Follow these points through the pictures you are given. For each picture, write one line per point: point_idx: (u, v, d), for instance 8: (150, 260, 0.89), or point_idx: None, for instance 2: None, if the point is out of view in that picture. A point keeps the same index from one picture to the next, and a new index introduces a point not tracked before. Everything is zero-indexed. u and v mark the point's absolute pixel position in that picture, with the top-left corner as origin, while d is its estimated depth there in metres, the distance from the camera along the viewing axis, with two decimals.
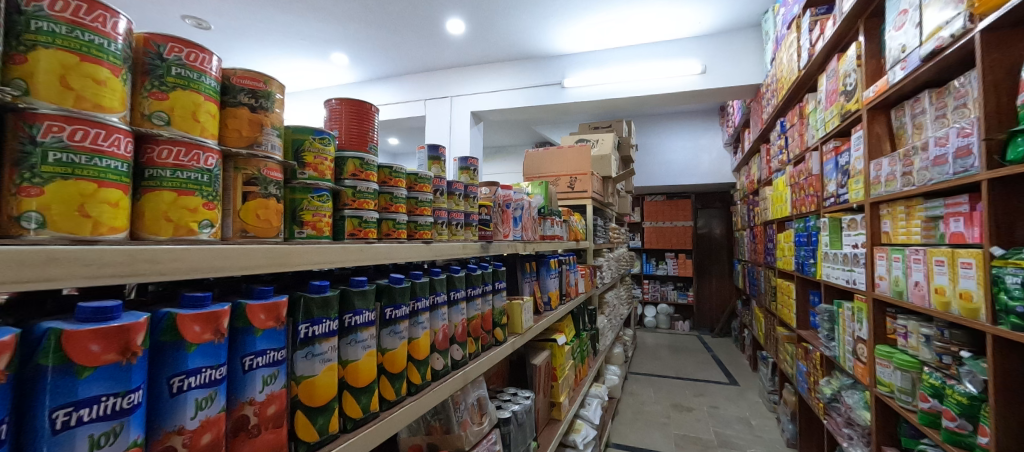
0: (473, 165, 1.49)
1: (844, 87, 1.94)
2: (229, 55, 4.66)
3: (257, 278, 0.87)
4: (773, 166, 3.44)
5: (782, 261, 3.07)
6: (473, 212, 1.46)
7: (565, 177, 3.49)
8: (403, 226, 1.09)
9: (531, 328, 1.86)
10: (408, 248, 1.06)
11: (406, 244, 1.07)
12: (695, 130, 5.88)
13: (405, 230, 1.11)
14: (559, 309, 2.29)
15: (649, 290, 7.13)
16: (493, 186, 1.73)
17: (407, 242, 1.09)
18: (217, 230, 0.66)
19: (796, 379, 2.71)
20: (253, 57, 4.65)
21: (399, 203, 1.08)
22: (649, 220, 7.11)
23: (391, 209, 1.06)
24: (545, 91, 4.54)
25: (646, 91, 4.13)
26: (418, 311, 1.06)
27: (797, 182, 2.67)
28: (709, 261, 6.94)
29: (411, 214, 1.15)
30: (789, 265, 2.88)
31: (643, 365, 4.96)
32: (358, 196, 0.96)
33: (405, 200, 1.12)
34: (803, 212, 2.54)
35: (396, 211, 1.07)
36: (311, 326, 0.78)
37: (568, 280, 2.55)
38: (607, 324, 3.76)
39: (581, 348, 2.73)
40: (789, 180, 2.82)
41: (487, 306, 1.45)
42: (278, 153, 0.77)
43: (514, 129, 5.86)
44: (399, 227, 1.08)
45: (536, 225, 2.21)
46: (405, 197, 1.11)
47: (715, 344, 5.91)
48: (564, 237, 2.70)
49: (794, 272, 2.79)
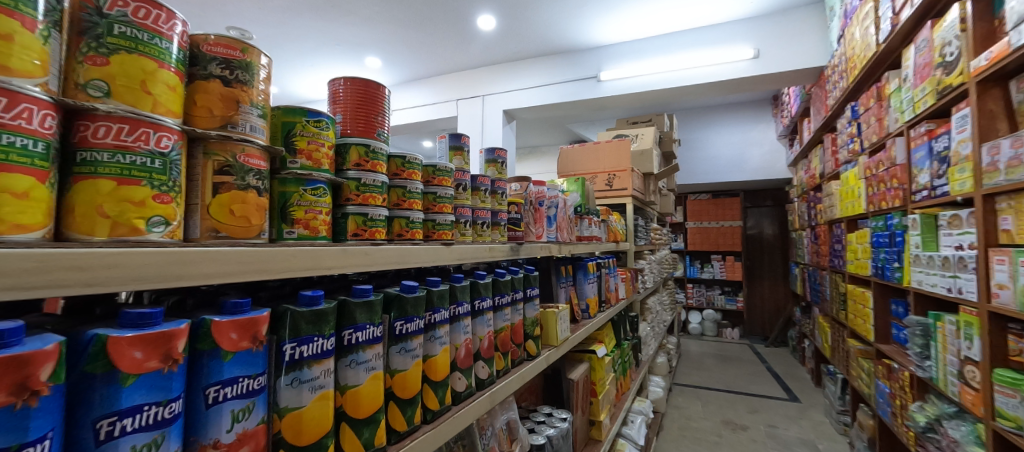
0: (501, 158, 1.33)
1: (942, 59, 1.64)
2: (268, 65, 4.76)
3: (247, 291, 0.74)
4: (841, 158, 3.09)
5: (855, 265, 2.74)
6: (502, 210, 1.30)
7: (602, 175, 3.28)
8: (419, 224, 0.95)
9: (569, 339, 1.68)
10: (422, 249, 0.92)
11: (420, 246, 0.92)
12: (744, 122, 5.48)
13: (422, 230, 0.97)
14: (599, 317, 2.10)
15: (694, 295, 6.74)
16: (525, 181, 1.56)
17: (423, 244, 0.95)
18: (174, 229, 0.53)
19: (876, 401, 2.38)
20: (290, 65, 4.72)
21: (413, 198, 0.94)
22: (692, 220, 6.74)
23: (403, 204, 0.92)
24: (580, 86, 4.34)
25: (692, 80, 3.85)
26: (434, 324, 0.92)
27: (874, 174, 2.36)
28: (761, 264, 6.47)
29: (426, 212, 1.01)
30: (864, 268, 2.56)
31: (689, 377, 4.65)
32: (365, 190, 0.82)
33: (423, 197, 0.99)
34: (883, 209, 2.22)
35: (410, 208, 0.92)
36: (299, 346, 0.64)
37: (607, 285, 2.36)
38: (649, 331, 3.51)
39: (623, 360, 2.52)
40: (863, 172, 2.51)
41: (517, 316, 1.29)
42: (260, 137, 0.64)
43: (549, 127, 5.69)
44: (413, 226, 0.93)
45: (573, 225, 2.03)
46: (421, 194, 0.97)
47: (769, 355, 5.48)
48: (603, 238, 2.51)
49: (870, 276, 2.47)
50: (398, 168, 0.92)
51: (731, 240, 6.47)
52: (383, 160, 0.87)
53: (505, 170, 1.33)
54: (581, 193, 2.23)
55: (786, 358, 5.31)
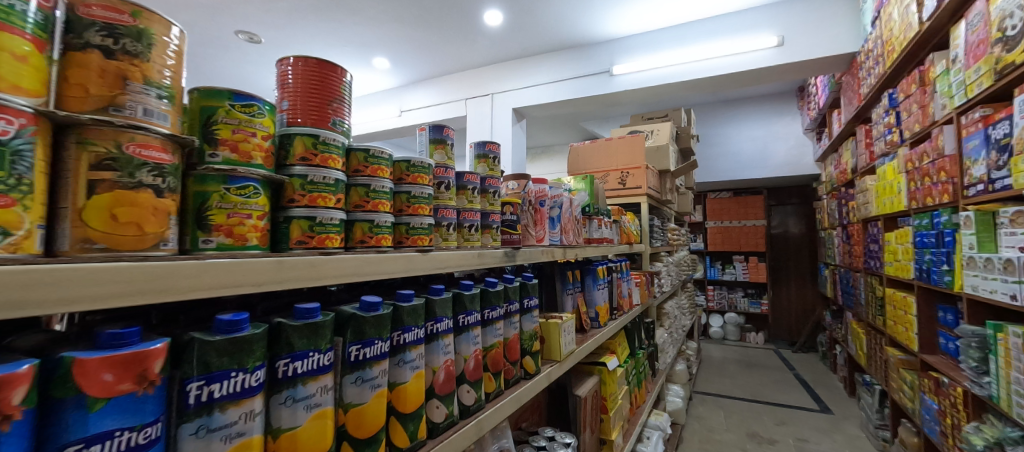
0: (492, 153, 1.18)
1: (1000, 33, 1.43)
2: (275, 69, 4.70)
3: (170, 318, 0.62)
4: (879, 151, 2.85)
5: (895, 267, 2.51)
6: (495, 212, 1.16)
7: (614, 172, 3.11)
8: (386, 229, 0.81)
9: (575, 353, 1.52)
10: (388, 258, 0.78)
11: (387, 254, 0.79)
12: (767, 116, 5.21)
13: (391, 236, 0.83)
14: (610, 326, 1.94)
15: (714, 297, 6.48)
16: (524, 179, 1.41)
17: (392, 252, 0.81)
18: (15, 241, 0.40)
19: (921, 417, 2.16)
20: None
21: (380, 198, 0.80)
22: (712, 219, 6.48)
23: (367, 206, 0.79)
24: (592, 81, 4.16)
25: (710, 71, 3.64)
26: (403, 346, 0.78)
27: (917, 167, 2.14)
28: (786, 265, 6.18)
29: (397, 214, 0.87)
30: (905, 271, 2.33)
31: (711, 385, 4.42)
32: (312, 189, 0.69)
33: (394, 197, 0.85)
34: (929, 206, 2.00)
35: (376, 210, 0.79)
36: (207, 386, 0.51)
37: (619, 290, 2.19)
38: (667, 338, 3.32)
39: (637, 370, 2.35)
40: (904, 165, 2.29)
41: (512, 330, 1.15)
42: (162, 123, 0.51)
43: (561, 126, 5.52)
44: (379, 232, 0.80)
45: (580, 226, 1.87)
46: (391, 193, 0.84)
47: (797, 361, 5.21)
48: (614, 240, 2.35)
49: (913, 280, 2.25)
50: (360, 163, 0.79)
51: (754, 240, 6.19)
52: (339, 154, 0.74)
53: (497, 166, 1.19)
54: (590, 192, 2.08)
55: (815, 365, 5.03)
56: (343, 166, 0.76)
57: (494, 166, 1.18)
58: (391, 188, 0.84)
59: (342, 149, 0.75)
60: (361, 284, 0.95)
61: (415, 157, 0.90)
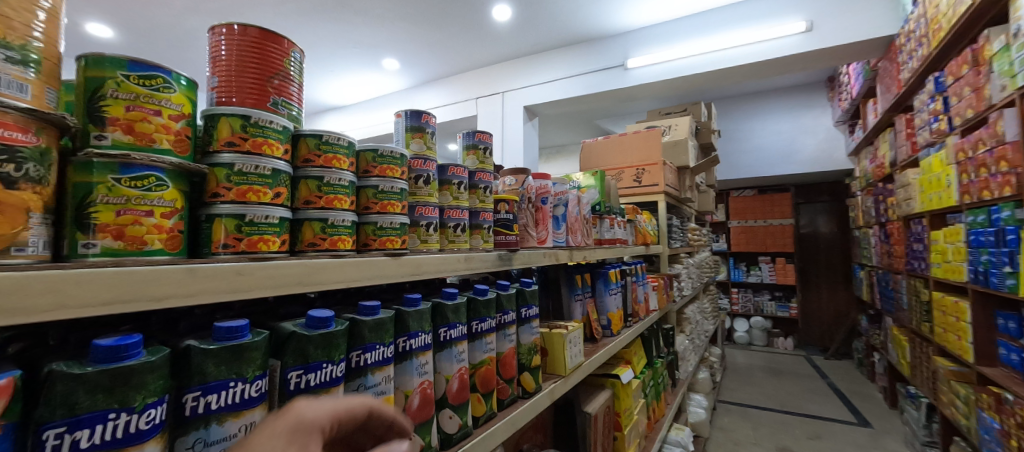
0: (483, 144, 1.05)
1: None
2: None
3: (60, 344, 0.51)
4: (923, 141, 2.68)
5: (944, 269, 2.29)
6: (487, 210, 1.03)
7: (629, 169, 2.95)
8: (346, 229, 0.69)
9: (584, 366, 1.38)
10: (345, 263, 0.66)
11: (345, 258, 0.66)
12: (794, 109, 4.97)
13: (353, 237, 0.71)
14: (624, 335, 1.78)
15: (739, 301, 6.21)
16: (522, 174, 1.28)
17: (352, 256, 0.69)
18: None
19: (978, 436, 1.94)
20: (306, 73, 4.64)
21: (336, 193, 0.68)
22: (735, 219, 6.21)
23: (321, 202, 0.67)
24: (605, 75, 4.00)
25: (732, 61, 3.44)
26: (363, 369, 0.66)
27: (969, 156, 1.93)
28: (816, 266, 5.87)
29: (362, 212, 0.75)
30: (956, 274, 2.12)
31: (738, 395, 4.19)
32: (241, 180, 0.57)
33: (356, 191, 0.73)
34: (986, 200, 1.79)
35: (332, 207, 0.67)
36: (71, 434, 0.39)
37: (634, 295, 2.03)
38: (689, 345, 3.13)
39: (655, 381, 2.18)
40: (952, 156, 2.10)
41: (508, 344, 1.01)
42: (17, 95, 0.41)
43: (575, 123, 5.36)
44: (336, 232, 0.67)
45: (590, 227, 1.73)
46: (353, 187, 0.71)
47: (830, 370, 4.93)
48: (629, 241, 2.19)
49: (967, 283, 2.03)
50: (312, 151, 0.67)
51: (781, 240, 5.91)
52: (281, 140, 0.62)
53: (490, 159, 1.06)
54: (600, 189, 1.94)
55: (851, 374, 4.72)
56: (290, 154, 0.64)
57: (486, 158, 1.06)
58: (353, 181, 0.71)
59: (286, 134, 0.63)
60: (326, 295, 0.83)
61: (384, 145, 0.78)
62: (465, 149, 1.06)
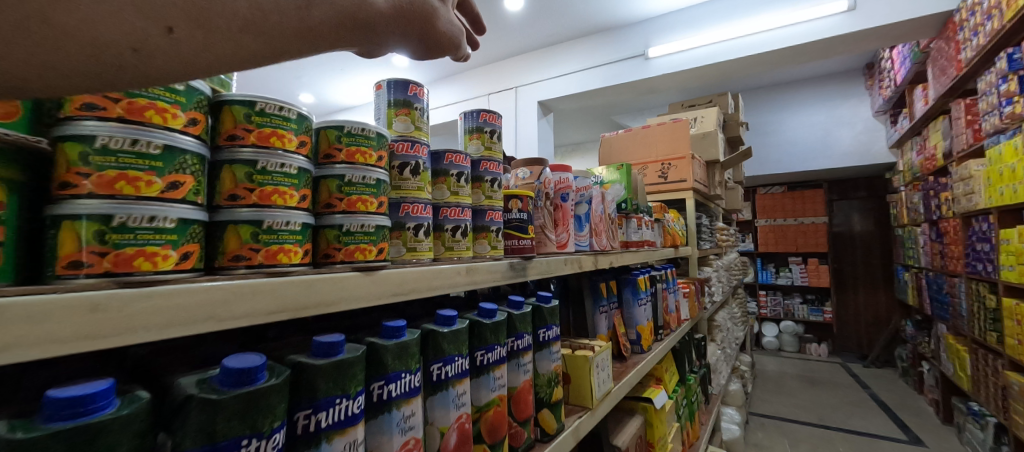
0: (490, 127, 0.84)
1: None
2: (294, 76, 4.55)
3: None
4: (989, 129, 2.48)
5: None
6: (496, 208, 0.82)
7: (654, 164, 2.71)
8: (291, 235, 0.48)
9: (613, 392, 1.16)
10: (285, 286, 0.45)
11: (285, 277, 0.46)
12: (829, 99, 4.69)
13: (305, 247, 0.50)
14: (655, 351, 1.57)
15: (768, 304, 5.91)
16: (539, 165, 1.06)
17: (303, 274, 0.48)
18: None
19: None
20: (313, 73, 4.50)
21: (280, 183, 0.47)
22: (762, 218, 5.89)
23: (252, 199, 0.46)
24: (625, 66, 3.76)
25: (765, 45, 3.19)
26: (318, 435, 0.47)
27: None
28: (852, 267, 5.55)
29: (321, 211, 0.54)
30: None
31: (771, 408, 3.95)
32: (108, 165, 0.35)
33: (309, 182, 0.51)
34: None
35: (271, 206, 0.46)
36: None
37: (665, 305, 1.81)
38: (720, 355, 2.90)
39: (689, 400, 1.96)
40: None
41: (522, 376, 0.81)
42: None
43: (591, 119, 5.13)
44: (275, 240, 0.46)
45: (616, 228, 1.52)
46: (303, 176, 0.50)
47: (872, 380, 4.67)
48: (658, 243, 1.99)
49: None
50: (237, 125, 0.46)
51: (814, 239, 5.59)
52: (180, 103, 0.40)
53: (498, 145, 0.85)
54: (627, 185, 1.71)
55: (896, 385, 4.53)
56: (202, 127, 0.43)
57: (493, 143, 0.84)
58: (303, 168, 0.50)
59: (193, 96, 0.42)
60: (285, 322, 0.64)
61: (349, 121, 0.57)
62: (467, 132, 0.85)
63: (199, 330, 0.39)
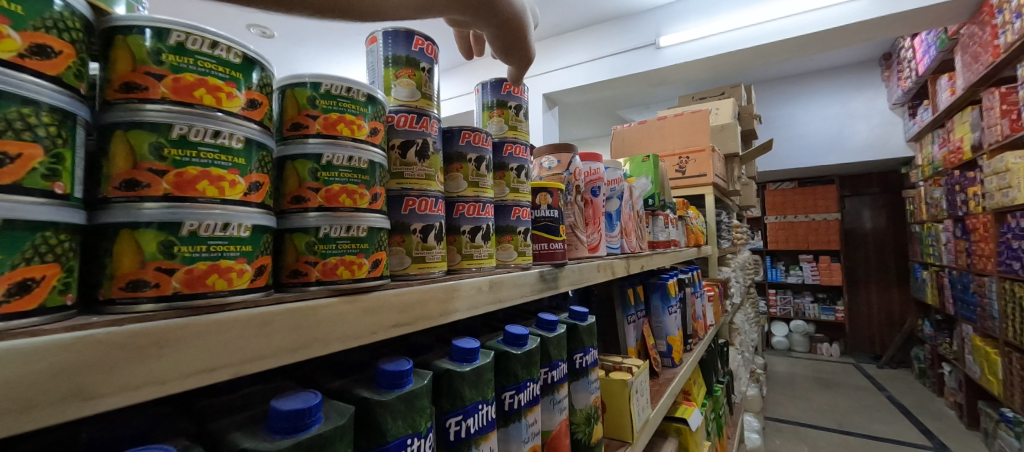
0: (515, 102, 0.66)
1: None
2: None
3: None
4: None
5: None
6: (523, 204, 0.65)
7: (671, 158, 2.61)
8: (233, 244, 0.30)
9: (652, 419, 1.01)
10: (222, 328, 0.28)
11: (222, 315, 0.28)
12: (843, 91, 4.55)
13: (256, 265, 0.32)
14: (687, 365, 1.43)
15: (777, 303, 5.78)
16: (567, 152, 0.88)
17: (254, 310, 0.30)
18: None
19: None
20: None
21: (211, 162, 0.29)
22: (772, 214, 5.77)
23: (163, 187, 0.27)
24: (634, 56, 3.58)
25: (784, 32, 3.01)
26: None
27: None
28: (864, 265, 5.41)
29: (284, 211, 0.36)
30: None
31: (787, 412, 3.83)
32: None
33: (266, 164, 0.33)
34: None
35: (194, 199, 0.28)
36: None
37: (693, 311, 1.66)
38: (740, 360, 2.76)
39: (717, 414, 1.82)
40: None
41: (558, 417, 0.64)
42: None
43: (597, 113, 4.95)
44: (204, 254, 0.28)
45: (643, 227, 1.36)
46: (255, 154, 0.32)
47: (887, 381, 4.55)
48: (682, 243, 1.83)
49: None
50: (138, 66, 0.27)
51: (825, 237, 5.44)
52: (12, 14, 0.22)
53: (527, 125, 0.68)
54: (653, 178, 1.55)
55: (913, 386, 4.40)
56: (67, 62, 0.25)
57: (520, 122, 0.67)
58: (254, 141, 0.32)
59: (45, 9, 0.24)
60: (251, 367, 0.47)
61: (329, 75, 0.38)
62: (486, 108, 0.67)
63: (54, 416, 0.22)
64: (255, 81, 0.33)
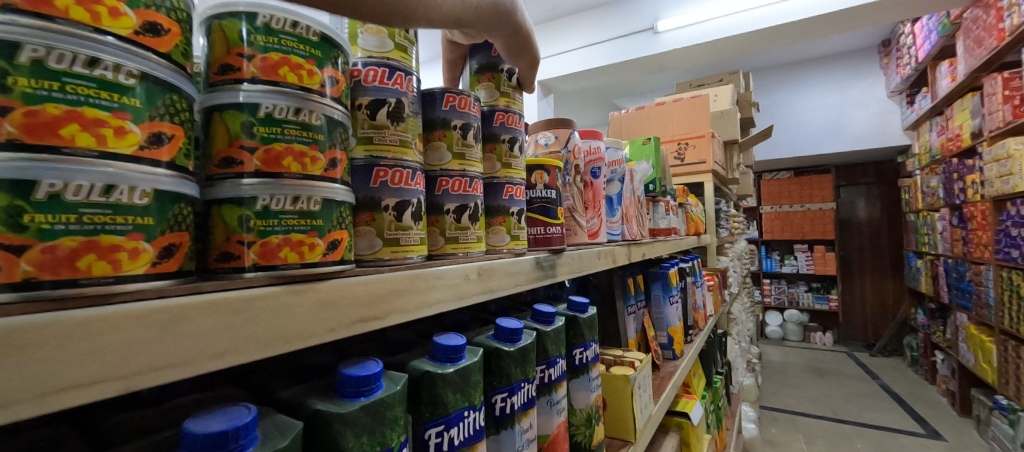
0: (508, 65, 0.59)
1: None
2: None
3: None
4: None
5: None
6: (515, 181, 0.57)
7: (671, 144, 2.59)
8: (121, 214, 0.22)
9: (654, 415, 0.95)
10: (98, 328, 0.20)
11: (103, 310, 0.21)
12: (841, 80, 4.51)
13: (161, 245, 0.24)
14: (688, 357, 1.38)
15: (771, 293, 5.81)
16: (565, 127, 0.80)
17: (155, 302, 0.22)
18: None
19: None
20: None
21: (86, 98, 0.21)
22: (767, 204, 5.76)
23: (8, 129, 0.19)
24: (631, 42, 3.49)
25: (785, 16, 2.94)
26: None
27: None
28: (858, 255, 5.42)
29: (213, 178, 0.29)
30: None
31: (783, 401, 3.82)
32: None
33: (177, 113, 0.25)
34: None
35: (60, 146, 0.20)
36: None
37: (693, 301, 1.62)
38: (737, 350, 2.74)
39: (715, 406, 1.81)
40: None
41: (556, 419, 0.57)
42: None
43: (593, 100, 4.85)
44: (74, 226, 0.20)
45: (643, 213, 1.30)
46: (159, 97, 0.24)
47: (879, 370, 4.57)
48: (682, 231, 1.78)
49: None
50: None
51: (821, 226, 5.44)
52: None
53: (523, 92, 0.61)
54: (654, 163, 1.49)
55: (905, 374, 4.45)
56: None
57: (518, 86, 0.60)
58: (158, 80, 0.24)
59: None
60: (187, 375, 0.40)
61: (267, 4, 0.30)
62: (473, 73, 0.59)
63: None
64: (161, 1, 0.25)
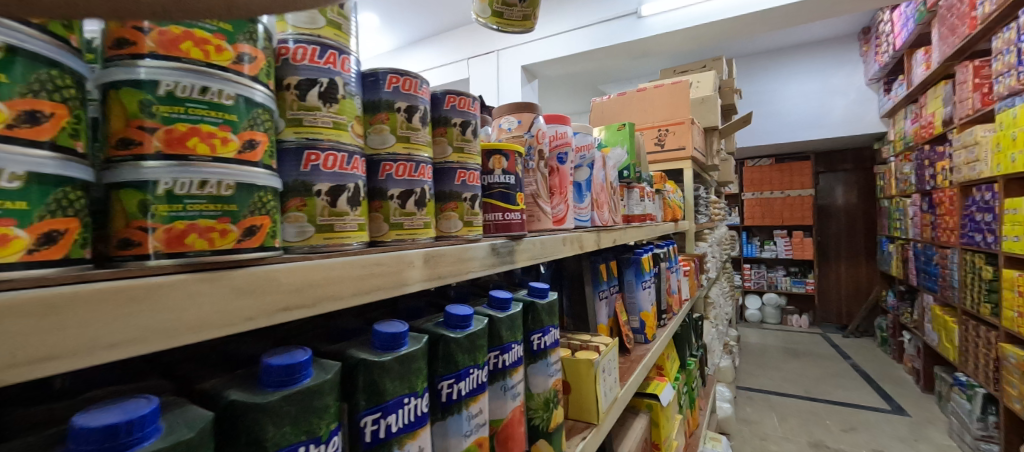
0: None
1: None
2: None
3: None
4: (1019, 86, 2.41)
5: None
6: (469, 166, 0.56)
7: (650, 130, 2.60)
8: None
9: (620, 398, 0.97)
10: None
11: None
12: (823, 67, 4.57)
13: (37, 232, 0.22)
14: (660, 341, 1.41)
15: (751, 277, 5.94)
16: (530, 112, 0.79)
17: (32, 292, 0.21)
18: None
19: None
20: None
21: None
22: (749, 190, 5.85)
23: None
24: (615, 26, 3.46)
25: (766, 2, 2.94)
26: None
27: None
28: (835, 240, 5.57)
29: (111, 161, 0.27)
30: None
31: (759, 381, 3.94)
32: None
33: (57, 89, 0.24)
34: None
35: None
36: None
37: (668, 286, 1.65)
38: (714, 333, 2.82)
39: (688, 387, 1.86)
40: None
41: (510, 404, 0.58)
42: None
43: (578, 85, 4.81)
44: None
45: (617, 199, 1.30)
46: (34, 73, 0.22)
47: (851, 350, 4.74)
48: (659, 217, 1.80)
49: None
50: None
51: (800, 212, 5.56)
52: None
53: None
54: (630, 148, 1.49)
55: (875, 353, 4.63)
56: None
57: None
58: (33, 54, 0.22)
59: None
60: (107, 366, 0.38)
61: None
62: None
63: None
64: None
